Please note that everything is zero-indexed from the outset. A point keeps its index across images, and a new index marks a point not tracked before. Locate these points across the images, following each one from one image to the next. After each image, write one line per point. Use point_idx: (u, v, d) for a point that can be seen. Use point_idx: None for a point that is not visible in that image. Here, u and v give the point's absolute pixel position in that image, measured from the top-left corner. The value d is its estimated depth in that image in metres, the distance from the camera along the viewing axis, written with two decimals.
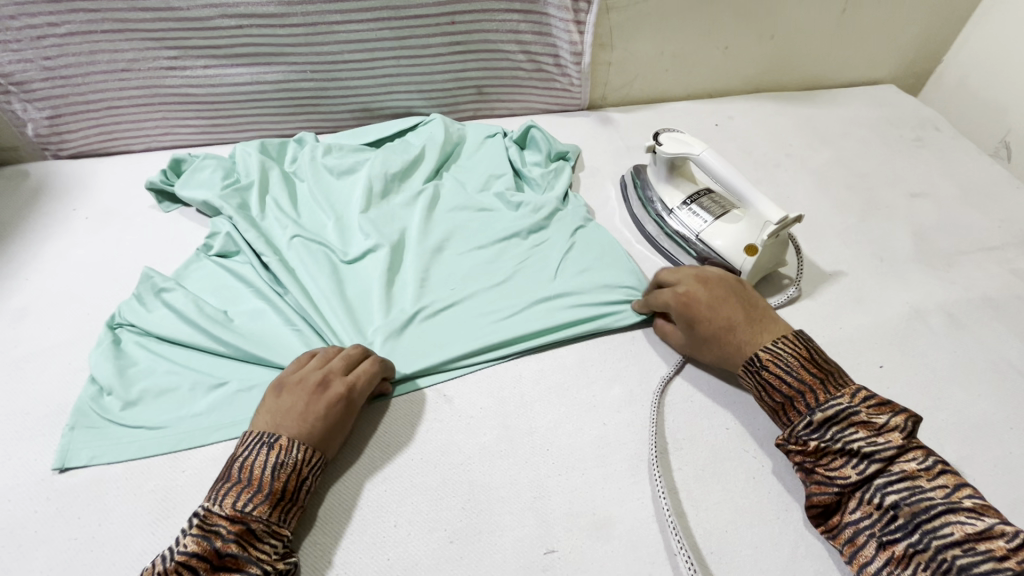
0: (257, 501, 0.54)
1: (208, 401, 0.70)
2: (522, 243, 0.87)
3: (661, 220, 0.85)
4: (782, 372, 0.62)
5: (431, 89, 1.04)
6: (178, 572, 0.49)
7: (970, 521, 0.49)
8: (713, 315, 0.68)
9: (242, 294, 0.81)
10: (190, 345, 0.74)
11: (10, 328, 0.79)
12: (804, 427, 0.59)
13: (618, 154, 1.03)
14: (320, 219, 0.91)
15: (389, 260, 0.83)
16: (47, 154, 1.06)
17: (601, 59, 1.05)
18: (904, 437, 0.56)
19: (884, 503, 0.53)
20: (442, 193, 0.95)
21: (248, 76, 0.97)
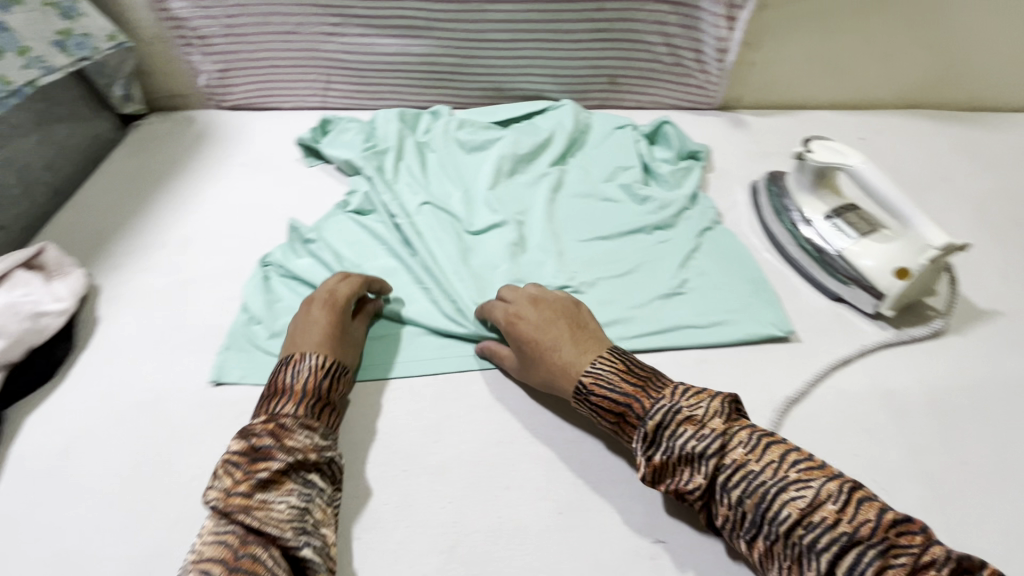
0: (291, 404, 0.60)
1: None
2: (646, 238, 0.87)
3: (798, 232, 0.81)
4: (604, 391, 0.60)
5: (565, 75, 1.05)
6: (226, 466, 0.55)
7: (801, 496, 0.50)
8: (556, 329, 0.67)
9: (375, 250, 0.87)
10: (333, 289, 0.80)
11: (179, 254, 0.89)
12: (641, 443, 0.57)
13: (750, 158, 0.99)
14: (448, 189, 0.95)
15: (515, 237, 0.86)
16: (212, 104, 1.17)
17: (745, 58, 1.02)
18: (723, 420, 0.56)
19: (733, 499, 0.53)
20: (567, 178, 0.96)
21: (396, 47, 1.03)
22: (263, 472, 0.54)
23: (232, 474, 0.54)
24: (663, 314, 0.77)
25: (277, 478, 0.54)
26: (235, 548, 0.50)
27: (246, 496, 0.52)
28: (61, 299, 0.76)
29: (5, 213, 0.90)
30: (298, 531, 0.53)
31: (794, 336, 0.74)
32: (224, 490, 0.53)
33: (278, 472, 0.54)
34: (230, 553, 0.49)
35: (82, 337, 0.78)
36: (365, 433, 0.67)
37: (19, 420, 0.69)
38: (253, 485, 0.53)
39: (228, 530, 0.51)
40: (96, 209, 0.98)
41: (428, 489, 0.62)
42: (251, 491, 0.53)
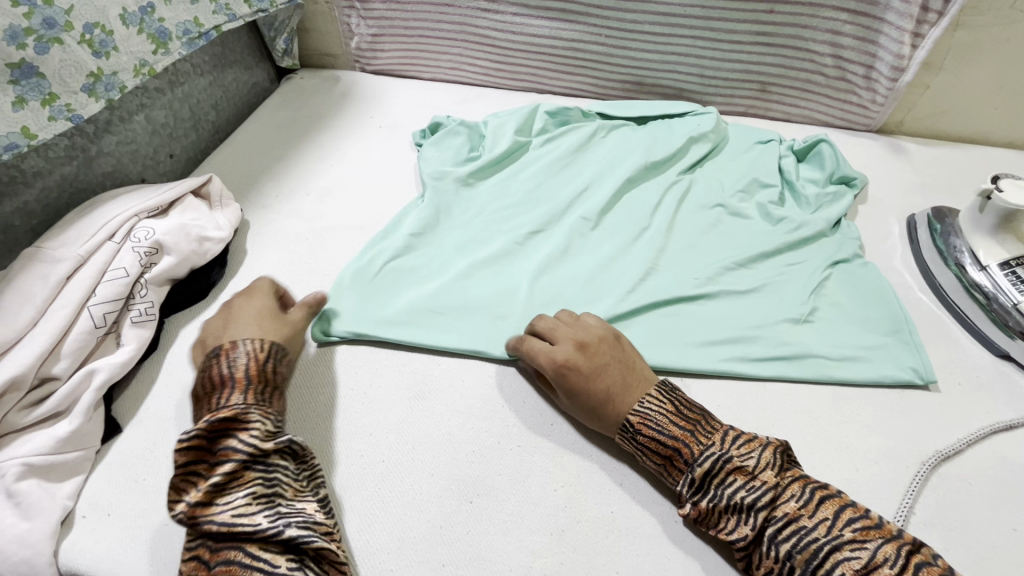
0: (236, 394, 0.59)
1: (454, 316, 0.76)
2: (776, 261, 0.81)
3: (968, 277, 0.74)
4: (653, 432, 0.59)
5: (713, 76, 1.01)
6: (183, 480, 0.54)
7: (855, 557, 0.48)
8: (615, 371, 0.65)
9: (498, 230, 0.88)
10: (434, 285, 0.80)
11: (319, 203, 0.95)
12: (687, 487, 0.56)
13: (908, 189, 0.91)
14: (572, 182, 0.94)
15: (633, 239, 0.85)
16: (357, 66, 1.23)
17: (920, 80, 0.93)
18: (774, 473, 0.54)
19: (780, 553, 0.50)
20: (695, 187, 0.93)
21: (546, 29, 1.03)
22: (220, 479, 0.53)
23: (188, 492, 0.54)
24: (791, 339, 0.72)
25: (235, 474, 0.54)
26: (207, 559, 0.50)
27: (208, 505, 0.52)
28: (221, 228, 0.82)
29: (177, 143, 0.98)
30: (273, 519, 0.51)
31: (933, 387, 0.68)
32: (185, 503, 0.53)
33: (234, 470, 0.54)
34: (203, 564, 0.50)
35: (232, 265, 0.84)
36: (483, 403, 0.69)
37: (174, 331, 0.76)
38: (211, 491, 0.53)
39: (200, 544, 0.52)
40: (244, 151, 1.05)
41: (542, 469, 0.63)
42: (210, 499, 0.52)
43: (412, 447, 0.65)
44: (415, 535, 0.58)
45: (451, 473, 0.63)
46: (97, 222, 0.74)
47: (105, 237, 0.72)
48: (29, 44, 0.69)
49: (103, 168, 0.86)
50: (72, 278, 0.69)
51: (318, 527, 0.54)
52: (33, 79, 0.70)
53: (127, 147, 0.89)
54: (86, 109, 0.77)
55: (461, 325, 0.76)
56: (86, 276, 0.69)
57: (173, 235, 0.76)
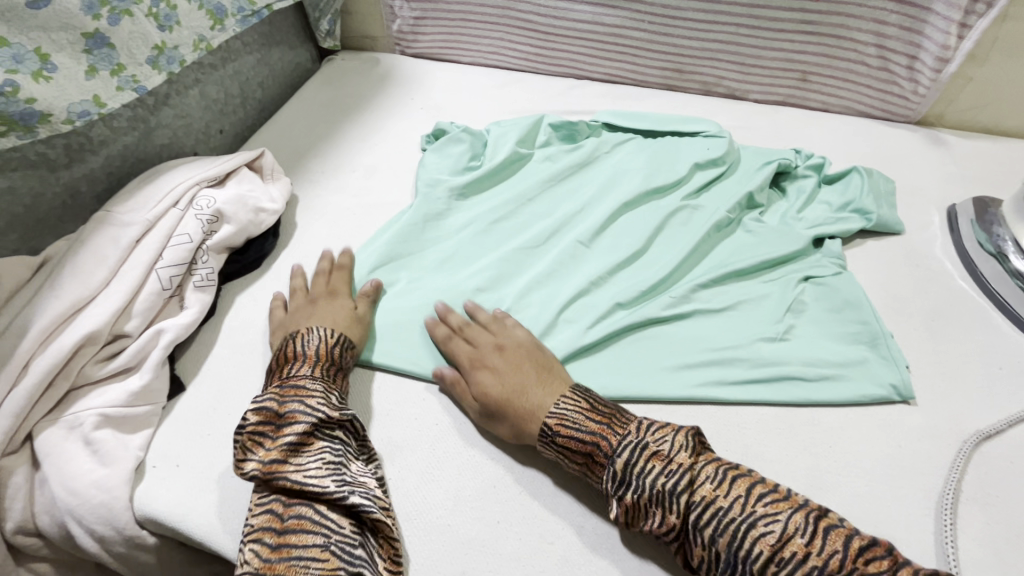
0: (306, 367, 0.63)
1: (432, 341, 0.73)
2: (782, 291, 0.77)
3: (1009, 262, 0.76)
4: (570, 431, 0.58)
5: (754, 64, 1.02)
6: (250, 441, 0.57)
7: (771, 530, 0.48)
8: (524, 375, 0.64)
9: (522, 225, 0.88)
10: (427, 300, 0.77)
11: (364, 179, 0.97)
12: (609, 484, 0.54)
13: (949, 179, 0.92)
14: (579, 197, 0.91)
15: (651, 231, 0.84)
16: (397, 49, 1.25)
17: (963, 72, 0.94)
18: (689, 455, 0.54)
19: (705, 538, 0.49)
20: (696, 216, 0.87)
21: (590, 14, 1.04)
22: (291, 441, 0.56)
23: (259, 451, 0.57)
24: (771, 360, 0.69)
25: (303, 440, 0.57)
26: (280, 513, 0.53)
27: (282, 463, 0.55)
28: (274, 200, 0.85)
29: (226, 119, 1.01)
30: (341, 483, 0.54)
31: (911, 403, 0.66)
32: (260, 460, 0.56)
33: (300, 433, 0.57)
34: (276, 517, 0.53)
35: (283, 237, 0.87)
36: None
37: (231, 296, 0.79)
38: (285, 451, 0.56)
39: (272, 500, 0.55)
40: (289, 129, 1.07)
41: None
42: (285, 458, 0.56)
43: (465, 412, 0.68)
44: (470, 493, 0.61)
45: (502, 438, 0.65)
46: (162, 189, 0.77)
47: (171, 204, 0.75)
48: (103, 15, 0.71)
49: (162, 140, 0.88)
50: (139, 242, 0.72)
51: (378, 499, 0.56)
52: (104, 50, 0.73)
53: (183, 121, 0.91)
54: (149, 80, 0.80)
55: (422, 351, 0.72)
56: (154, 240, 0.72)
57: (232, 205, 0.79)
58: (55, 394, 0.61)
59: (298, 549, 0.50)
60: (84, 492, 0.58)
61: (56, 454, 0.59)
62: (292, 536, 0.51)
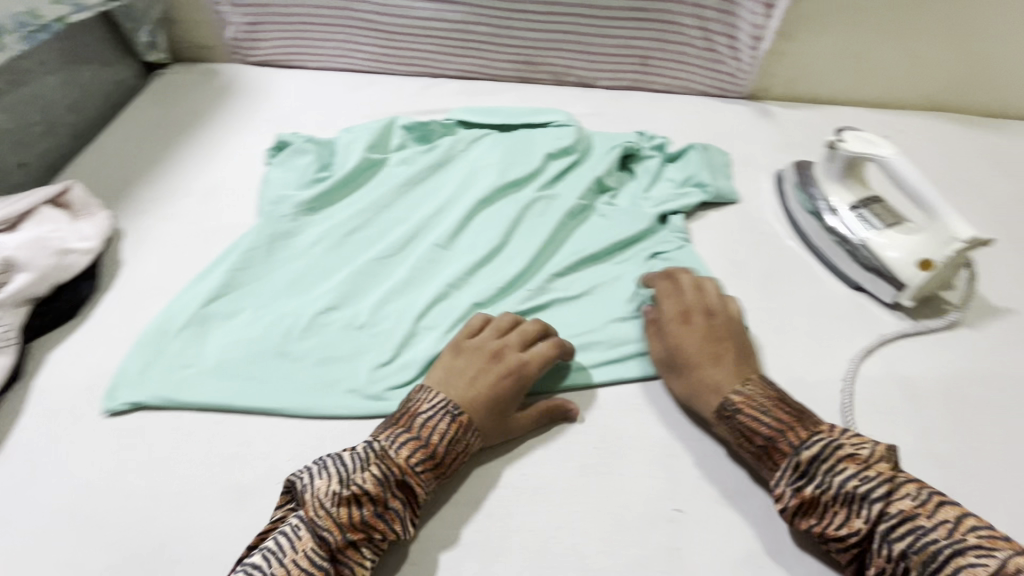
0: (424, 464, 0.56)
1: (283, 371, 0.68)
2: (635, 272, 0.79)
3: (822, 218, 0.82)
4: (756, 414, 0.59)
5: (597, 53, 1.05)
6: (348, 498, 0.53)
7: (981, 562, 0.47)
8: (695, 349, 0.65)
9: (377, 235, 0.84)
10: (277, 328, 0.72)
11: (203, 204, 0.89)
12: (788, 475, 0.55)
13: (777, 148, 1.00)
14: (437, 198, 0.89)
15: (508, 226, 0.84)
16: (237, 57, 1.16)
17: (778, 49, 1.02)
18: (889, 466, 0.54)
19: (896, 552, 0.50)
20: (553, 206, 0.87)
21: (431, 11, 1.02)
22: (375, 535, 0.53)
23: (347, 519, 0.52)
24: (624, 339, 0.72)
25: (381, 541, 0.54)
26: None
27: (348, 538, 0.52)
28: (87, 238, 0.76)
29: (29, 150, 0.89)
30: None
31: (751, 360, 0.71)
32: (336, 524, 0.52)
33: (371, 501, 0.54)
34: None
35: (105, 277, 0.77)
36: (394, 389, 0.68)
37: (43, 354, 0.69)
38: (358, 536, 0.52)
39: (323, 566, 0.51)
40: (113, 154, 0.96)
41: None
42: (358, 539, 0.52)
43: (321, 441, 0.64)
44: None
45: None
46: None
47: None
48: None
49: None
50: None
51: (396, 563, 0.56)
52: None
53: None
54: None
55: (272, 384, 0.67)
56: None
57: (29, 250, 0.69)
58: None
59: None
60: None
61: None
62: None
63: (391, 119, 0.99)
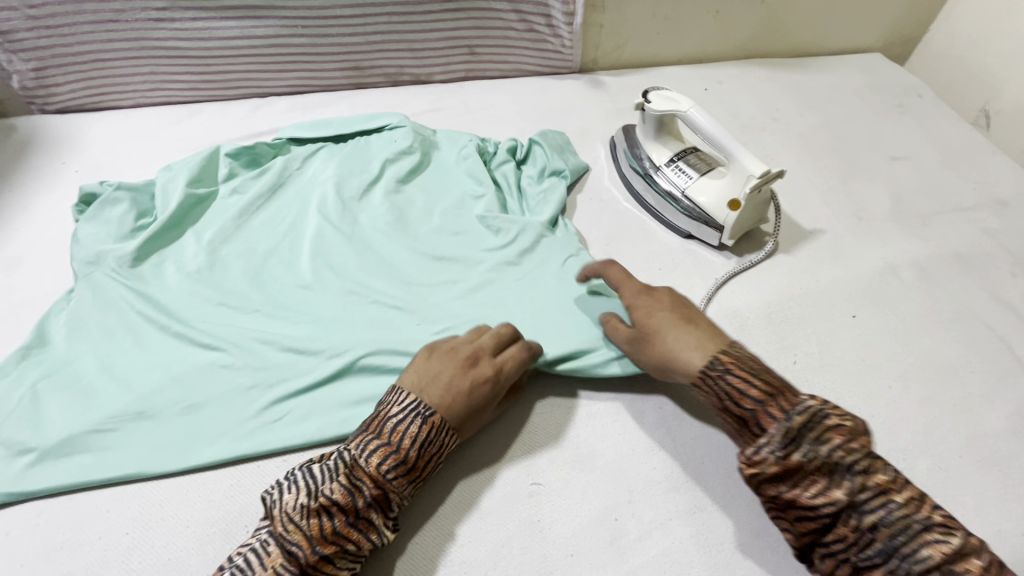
0: (398, 467, 0.54)
1: (122, 438, 0.62)
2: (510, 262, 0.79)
3: (649, 177, 0.87)
4: (746, 380, 0.55)
5: (422, 48, 1.05)
6: (320, 511, 0.51)
7: (945, 540, 0.46)
8: (665, 317, 0.63)
9: (220, 270, 0.79)
10: (123, 391, 0.65)
11: (5, 276, 0.80)
12: (777, 442, 0.51)
13: (609, 116, 1.04)
14: (281, 221, 0.86)
15: (355, 239, 0.82)
16: (34, 108, 1.04)
17: (593, 21, 1.06)
18: (868, 441, 0.52)
19: (868, 523, 0.48)
20: (400, 210, 0.87)
21: (238, 30, 0.97)
22: (349, 548, 0.51)
23: (320, 532, 0.50)
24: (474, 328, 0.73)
25: (357, 549, 0.51)
26: None
27: (324, 552, 0.50)
28: None
29: None
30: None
31: None
32: (306, 543, 0.49)
33: (346, 513, 0.51)
34: None
35: None
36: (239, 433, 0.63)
37: None
38: (333, 551, 0.50)
39: None
40: None
41: None
42: (332, 555, 0.50)
43: (161, 505, 0.59)
44: None
45: (209, 515, 0.59)
46: None
47: None
48: None
49: None
50: None
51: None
52: None
53: None
54: None
55: (114, 455, 0.61)
56: None
57: None
58: None
59: None
60: None
61: None
62: None
63: (213, 149, 0.93)
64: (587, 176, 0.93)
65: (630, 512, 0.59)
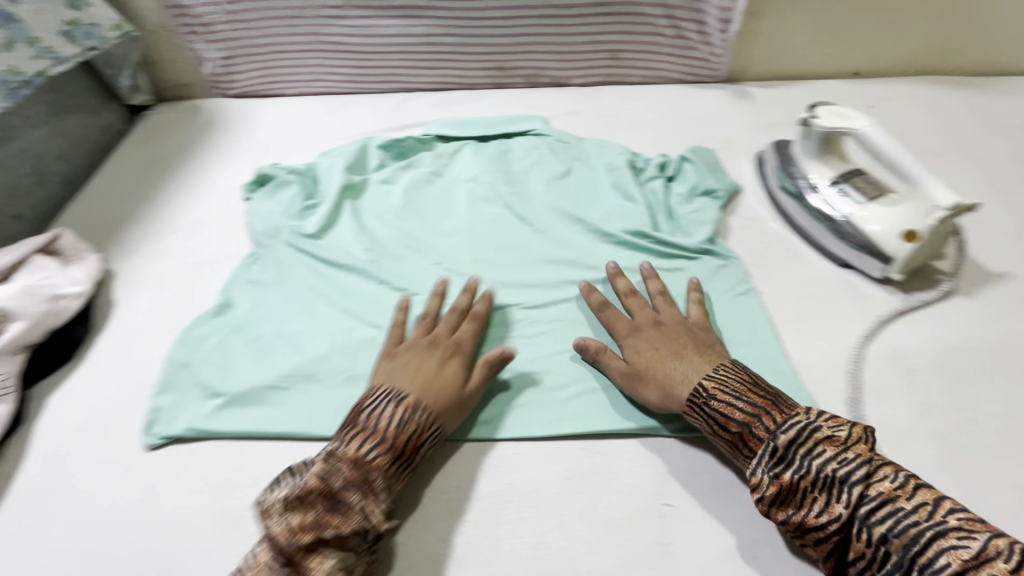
0: (376, 450, 0.55)
1: (292, 396, 0.69)
2: (671, 279, 0.77)
3: (804, 197, 0.80)
4: (731, 399, 0.57)
5: (566, 51, 1.05)
6: (294, 502, 0.51)
7: (962, 544, 0.45)
8: (655, 353, 0.65)
9: (376, 253, 0.84)
10: (293, 356, 0.72)
11: (190, 238, 0.91)
12: (767, 462, 0.53)
13: (756, 129, 0.98)
14: (431, 213, 0.90)
15: (498, 238, 0.85)
16: (217, 92, 1.18)
17: (748, 28, 1.00)
18: (868, 449, 0.52)
19: (877, 537, 0.48)
20: (541, 213, 0.88)
21: (397, 28, 1.03)
22: (329, 533, 0.50)
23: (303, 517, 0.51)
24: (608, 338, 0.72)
25: (341, 537, 0.51)
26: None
27: (312, 541, 0.50)
28: (77, 282, 0.78)
29: (21, 202, 0.91)
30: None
31: None
32: (285, 531, 0.50)
33: (323, 497, 0.52)
34: None
35: (99, 319, 0.80)
36: None
37: (41, 399, 0.71)
38: (313, 539, 0.50)
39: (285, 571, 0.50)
40: (101, 199, 0.98)
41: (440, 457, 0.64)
42: (313, 542, 0.50)
43: None
44: None
45: None
46: None
47: None
48: None
49: None
50: None
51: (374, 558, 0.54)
52: None
53: None
54: None
55: (288, 412, 0.67)
56: None
57: (18, 300, 0.71)
58: None
59: None
60: None
61: None
62: None
63: (369, 139, 1.00)
64: (740, 198, 0.88)
65: (769, 551, 0.55)
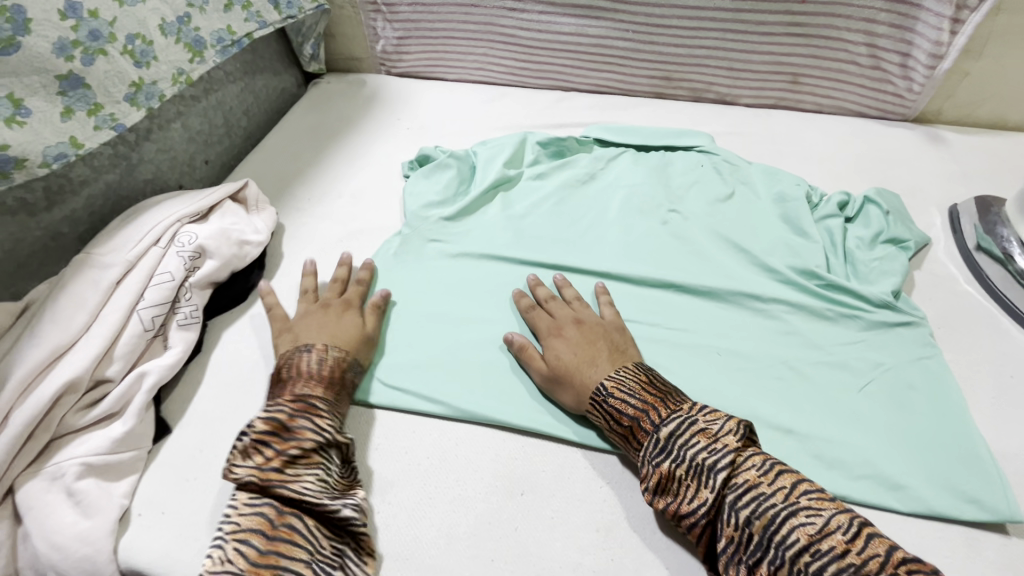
0: (313, 387, 0.63)
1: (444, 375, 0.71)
2: (839, 331, 0.71)
3: (1014, 262, 0.73)
4: (624, 396, 0.59)
5: (742, 69, 1.00)
6: (253, 445, 0.57)
7: (810, 521, 0.47)
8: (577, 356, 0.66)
9: (525, 248, 0.84)
10: (446, 338, 0.75)
11: (352, 205, 0.95)
12: (652, 451, 0.55)
13: (950, 179, 0.89)
14: (583, 215, 0.89)
15: (652, 252, 0.82)
16: (383, 69, 1.24)
17: (960, 67, 0.91)
18: (737, 439, 0.53)
19: (740, 519, 0.49)
20: (699, 234, 0.84)
21: (573, 26, 1.03)
22: (290, 454, 0.57)
23: (261, 455, 0.57)
24: (771, 379, 0.68)
25: (305, 455, 0.58)
26: (271, 520, 0.54)
27: (278, 471, 0.56)
28: (258, 231, 0.84)
29: (211, 149, 0.99)
30: (335, 499, 0.56)
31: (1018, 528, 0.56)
32: (256, 466, 0.56)
33: (289, 429, 0.58)
34: (262, 533, 0.53)
35: (269, 267, 0.85)
36: (530, 407, 0.67)
37: (218, 332, 0.78)
38: (283, 461, 0.57)
39: (265, 503, 0.55)
40: (274, 156, 1.06)
41: (587, 467, 0.63)
42: (281, 467, 0.56)
43: (455, 443, 0.66)
44: (462, 531, 0.59)
45: (495, 469, 0.64)
46: (143, 228, 0.76)
47: (151, 242, 0.75)
48: (76, 56, 0.70)
49: (144, 175, 0.87)
50: (117, 258, 0.72)
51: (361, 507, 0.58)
52: (79, 90, 0.72)
53: (165, 155, 0.90)
54: (128, 117, 0.78)
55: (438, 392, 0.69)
56: (135, 281, 0.71)
57: (214, 239, 0.78)
58: (37, 444, 0.60)
59: (285, 560, 0.52)
60: (67, 546, 0.56)
61: (36, 507, 0.58)
62: (275, 556, 0.52)
63: (527, 134, 1.00)
64: (926, 250, 0.80)
65: None
